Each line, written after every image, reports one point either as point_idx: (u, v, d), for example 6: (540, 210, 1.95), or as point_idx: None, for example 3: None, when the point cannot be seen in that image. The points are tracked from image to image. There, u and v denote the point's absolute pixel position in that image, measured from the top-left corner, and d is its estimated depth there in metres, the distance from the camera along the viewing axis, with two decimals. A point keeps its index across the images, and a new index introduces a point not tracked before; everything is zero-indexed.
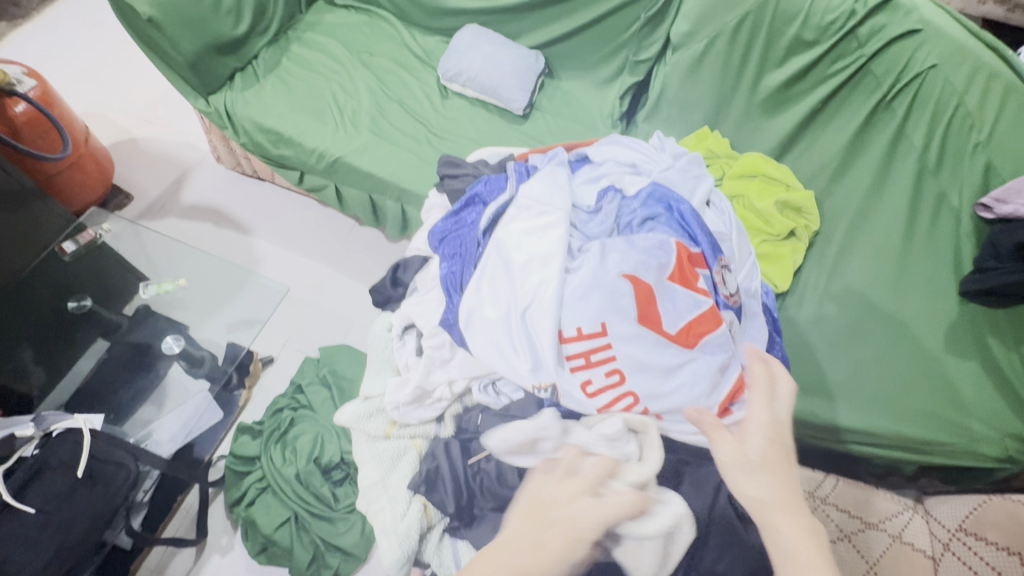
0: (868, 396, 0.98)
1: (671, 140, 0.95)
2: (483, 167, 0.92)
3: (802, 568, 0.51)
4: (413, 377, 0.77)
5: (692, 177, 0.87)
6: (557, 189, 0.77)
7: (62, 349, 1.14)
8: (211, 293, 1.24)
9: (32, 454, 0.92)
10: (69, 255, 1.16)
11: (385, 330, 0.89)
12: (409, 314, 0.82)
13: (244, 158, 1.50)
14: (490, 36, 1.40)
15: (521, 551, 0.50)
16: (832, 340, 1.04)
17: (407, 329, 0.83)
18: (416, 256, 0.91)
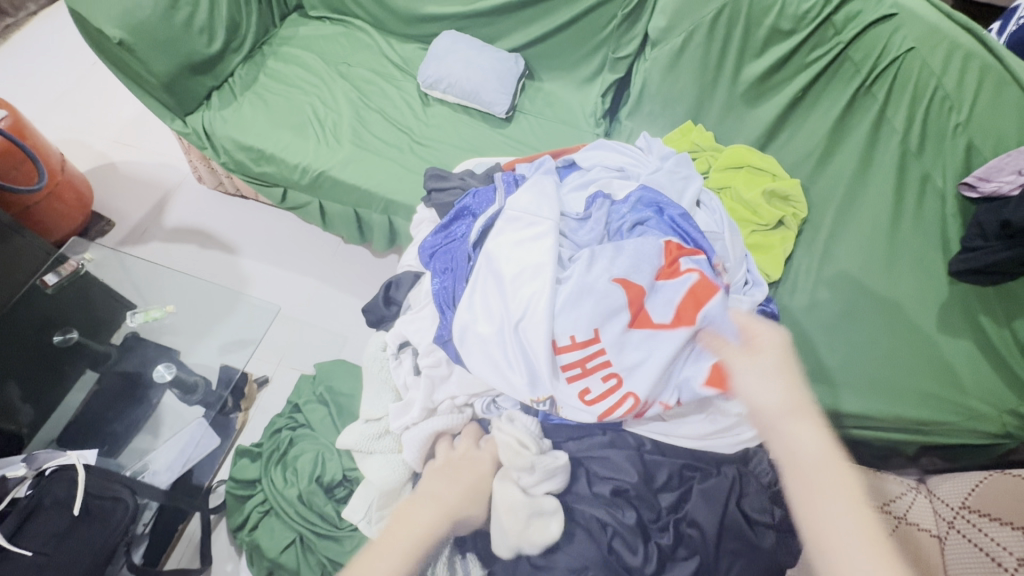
0: (865, 380, 1.00)
1: (657, 140, 0.95)
2: (469, 178, 0.91)
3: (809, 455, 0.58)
4: (414, 398, 0.76)
5: (681, 177, 0.87)
6: (545, 198, 0.77)
7: (51, 384, 1.11)
8: (201, 317, 1.22)
9: (25, 494, 0.90)
10: (52, 288, 1.15)
11: (379, 350, 0.88)
12: (403, 332, 0.81)
13: (226, 178, 1.47)
14: (469, 41, 1.40)
15: (432, 500, 0.65)
16: (831, 326, 1.06)
17: (403, 347, 0.82)
18: (407, 272, 0.89)
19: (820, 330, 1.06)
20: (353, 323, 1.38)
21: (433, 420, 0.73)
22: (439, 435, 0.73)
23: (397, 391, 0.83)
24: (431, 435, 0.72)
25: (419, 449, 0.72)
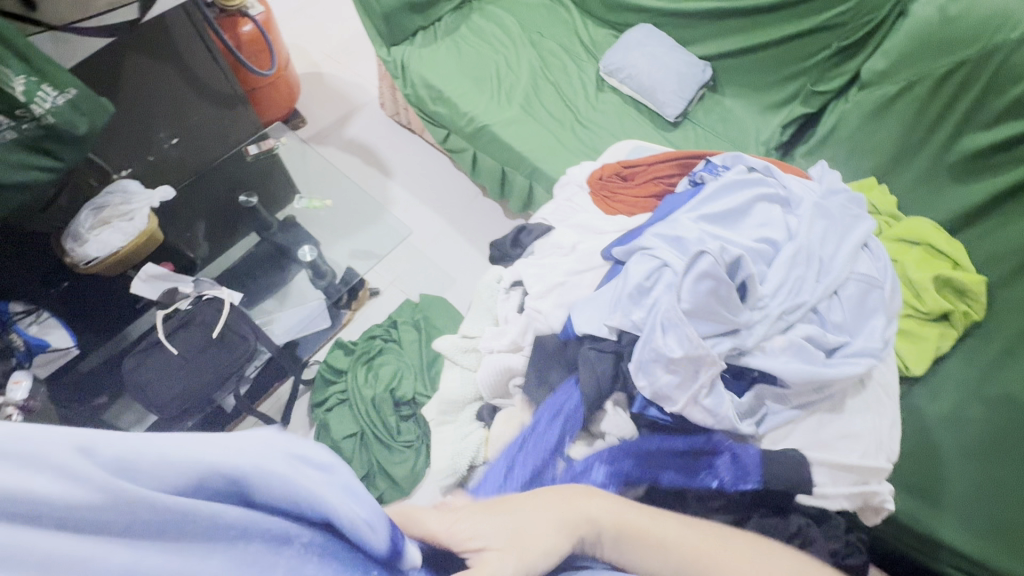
0: (986, 520, 0.86)
1: (831, 173, 0.86)
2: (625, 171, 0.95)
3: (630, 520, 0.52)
4: (511, 330, 0.79)
5: (824, 223, 0.76)
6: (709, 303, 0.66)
7: (225, 235, 1.36)
8: (349, 219, 1.41)
9: (185, 308, 1.12)
10: (251, 156, 1.40)
11: (494, 282, 0.89)
12: (520, 273, 0.84)
13: (404, 109, 1.65)
14: (663, 42, 1.39)
15: None
16: (954, 429, 0.94)
17: (514, 286, 0.85)
18: (541, 224, 0.91)
19: (953, 445, 0.93)
20: (460, 267, 1.52)
21: (511, 356, 0.77)
22: (511, 373, 0.77)
23: (497, 321, 0.87)
24: (511, 367, 0.77)
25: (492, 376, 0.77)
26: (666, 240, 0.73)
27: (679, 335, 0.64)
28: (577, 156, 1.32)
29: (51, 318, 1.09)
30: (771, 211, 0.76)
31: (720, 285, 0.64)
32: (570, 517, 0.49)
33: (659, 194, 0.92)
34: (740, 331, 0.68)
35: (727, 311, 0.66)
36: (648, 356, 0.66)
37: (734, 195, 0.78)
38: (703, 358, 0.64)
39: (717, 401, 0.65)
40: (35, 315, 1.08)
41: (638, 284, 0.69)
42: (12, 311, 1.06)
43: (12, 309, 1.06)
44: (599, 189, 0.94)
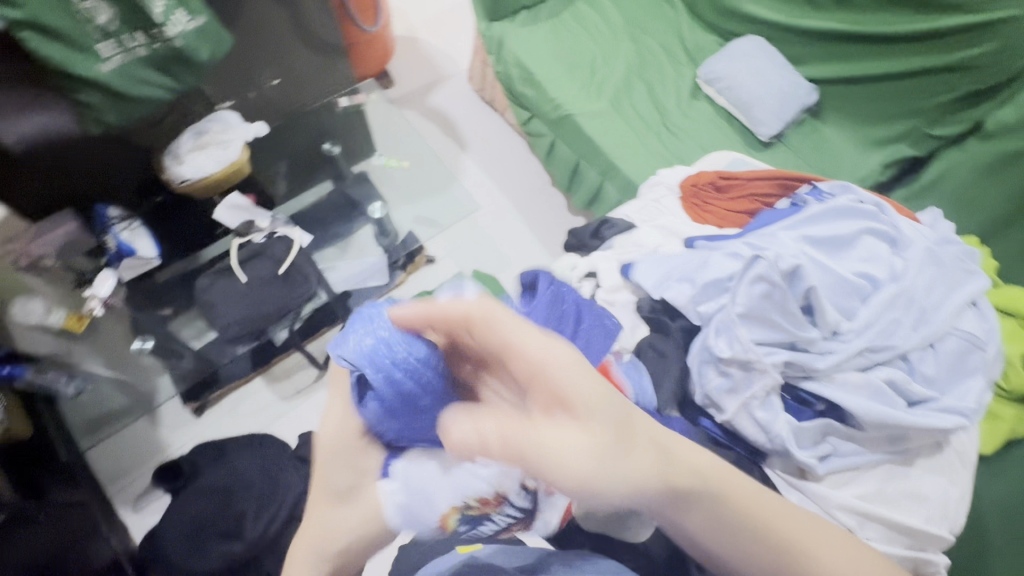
0: None
1: (946, 221, 0.81)
2: (721, 179, 0.93)
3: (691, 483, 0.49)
4: None
5: (933, 268, 0.71)
6: (766, 309, 0.64)
7: (304, 177, 1.41)
8: (423, 183, 1.46)
9: (259, 240, 1.19)
10: (340, 107, 1.43)
11: (569, 269, 0.88)
12: (597, 263, 0.84)
13: (490, 85, 1.66)
14: (771, 57, 1.33)
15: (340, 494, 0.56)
16: (1011, 522, 0.87)
17: (588, 276, 0.85)
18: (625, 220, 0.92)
19: (1007, 535, 0.87)
20: (519, 251, 1.52)
21: None
22: None
23: None
24: None
25: None
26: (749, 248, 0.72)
27: (731, 338, 0.66)
28: (659, 161, 1.30)
29: (140, 227, 1.19)
30: (878, 246, 0.73)
31: (776, 289, 0.63)
32: (601, 476, 0.45)
33: (751, 210, 0.89)
34: (807, 351, 0.66)
35: (787, 322, 0.64)
36: (703, 358, 0.68)
37: (835, 223, 0.75)
38: (754, 366, 0.64)
39: (769, 416, 0.64)
40: (128, 222, 1.18)
41: (713, 284, 0.71)
42: (112, 215, 1.17)
43: (111, 214, 1.18)
44: (690, 195, 0.92)
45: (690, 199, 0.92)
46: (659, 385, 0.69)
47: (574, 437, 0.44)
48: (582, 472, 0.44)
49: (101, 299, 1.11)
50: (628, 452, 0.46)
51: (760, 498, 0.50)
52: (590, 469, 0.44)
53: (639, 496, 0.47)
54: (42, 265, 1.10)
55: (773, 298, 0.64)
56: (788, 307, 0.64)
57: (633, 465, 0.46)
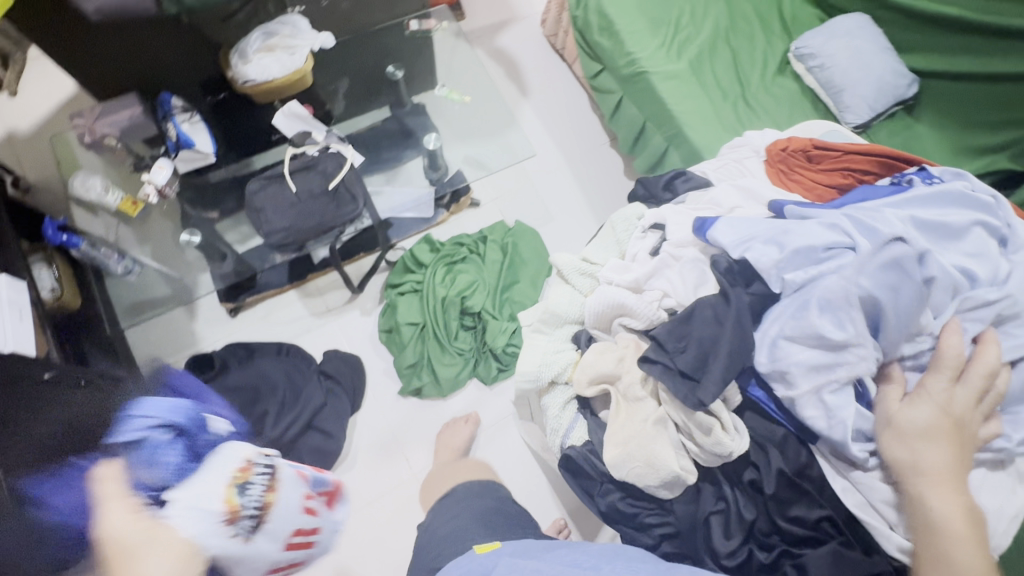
0: None
1: None
2: (808, 161, 0.88)
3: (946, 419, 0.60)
4: (636, 270, 0.78)
5: None
6: (881, 297, 0.63)
7: (366, 99, 1.39)
8: (479, 123, 1.41)
9: (312, 153, 1.18)
10: (410, 31, 1.39)
11: (633, 216, 0.88)
12: (665, 215, 0.82)
13: (564, 32, 1.58)
14: (875, 38, 1.22)
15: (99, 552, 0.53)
16: None
17: (654, 228, 0.84)
18: (701, 176, 0.90)
19: None
20: (564, 208, 1.48)
21: (624, 295, 0.75)
22: (619, 314, 0.77)
23: (622, 256, 0.86)
24: (624, 308, 0.76)
25: (601, 307, 0.76)
26: (854, 222, 0.69)
27: (835, 317, 0.64)
28: (730, 133, 1.23)
29: (201, 123, 1.18)
30: (992, 243, 0.69)
31: (904, 281, 0.63)
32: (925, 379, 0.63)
33: (842, 186, 0.85)
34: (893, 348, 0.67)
35: (900, 314, 0.63)
36: (788, 331, 0.66)
37: (945, 211, 0.71)
38: (848, 349, 0.64)
39: (841, 402, 0.64)
40: (190, 114, 1.18)
41: (803, 253, 0.68)
42: (175, 106, 1.17)
43: (174, 104, 1.18)
44: (778, 160, 0.88)
45: (776, 165, 0.88)
46: (713, 348, 0.67)
47: (951, 389, 0.61)
48: (910, 433, 0.61)
49: (157, 186, 1.13)
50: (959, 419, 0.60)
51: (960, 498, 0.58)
52: (911, 429, 0.61)
53: (938, 384, 0.62)
54: (105, 143, 1.15)
55: (895, 287, 0.63)
56: (909, 299, 0.63)
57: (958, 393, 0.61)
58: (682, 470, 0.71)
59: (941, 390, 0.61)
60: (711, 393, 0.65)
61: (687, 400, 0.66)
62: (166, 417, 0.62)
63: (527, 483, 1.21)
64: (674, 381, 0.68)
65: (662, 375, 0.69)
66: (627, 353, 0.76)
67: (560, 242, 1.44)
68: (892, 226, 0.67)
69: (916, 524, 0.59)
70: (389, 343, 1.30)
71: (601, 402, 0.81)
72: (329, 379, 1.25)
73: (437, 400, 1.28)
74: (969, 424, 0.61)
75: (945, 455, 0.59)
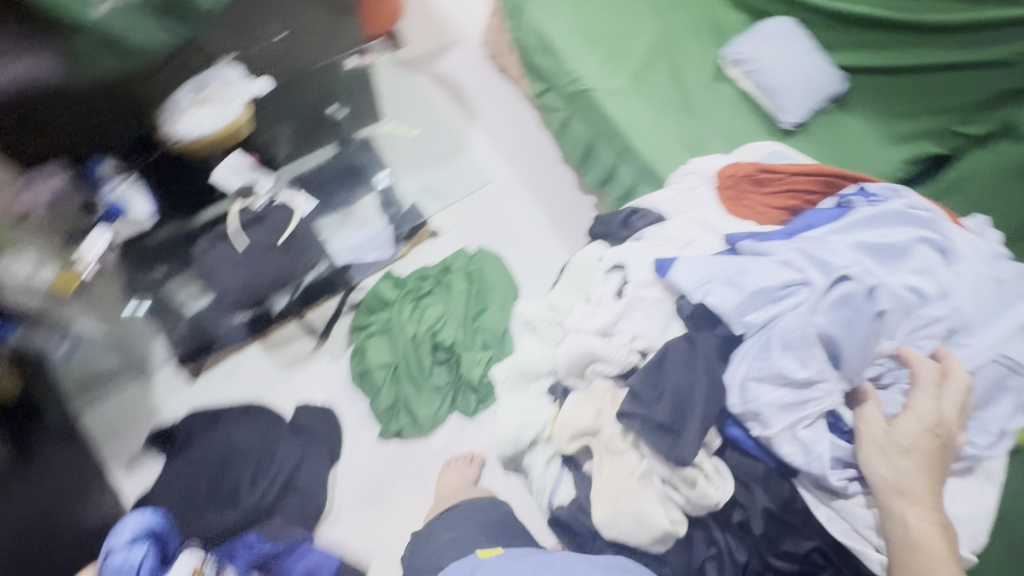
0: None
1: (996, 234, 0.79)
2: (756, 179, 0.90)
3: (929, 439, 0.63)
4: (603, 317, 0.79)
5: (986, 287, 0.71)
6: (842, 335, 0.66)
7: (309, 141, 1.35)
8: (428, 155, 1.50)
9: (260, 206, 1.18)
10: (346, 69, 1.32)
11: (593, 260, 0.90)
12: (624, 256, 0.83)
13: (504, 52, 1.58)
14: (802, 41, 1.27)
15: None
16: None
17: (615, 269, 0.84)
18: (652, 213, 0.91)
19: None
20: (525, 229, 1.48)
21: (595, 343, 0.77)
22: (591, 359, 0.77)
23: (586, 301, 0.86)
24: (594, 355, 0.77)
25: (572, 356, 0.78)
26: (806, 256, 0.72)
27: (799, 358, 0.66)
28: (678, 143, 1.26)
29: (139, 183, 1.15)
30: (935, 258, 0.73)
31: (856, 316, 0.66)
32: (914, 398, 0.65)
33: (792, 208, 0.88)
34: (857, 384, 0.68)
35: (857, 353, 0.66)
36: (757, 372, 0.67)
37: (886, 231, 0.75)
38: (813, 386, 0.66)
39: (815, 437, 0.66)
40: (126, 177, 1.15)
41: (761, 293, 0.70)
42: (107, 172, 1.14)
43: (106, 171, 1.14)
44: (727, 188, 0.91)
45: (728, 192, 0.91)
46: (688, 399, 0.68)
47: (934, 408, 0.64)
48: (897, 450, 0.63)
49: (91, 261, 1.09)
50: (941, 439, 0.63)
51: (933, 512, 0.62)
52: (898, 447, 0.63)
53: (924, 405, 0.64)
54: (30, 220, 1.07)
55: (851, 326, 0.66)
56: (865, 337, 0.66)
57: (941, 412, 0.64)
58: (672, 524, 0.70)
59: (928, 410, 0.64)
60: (690, 450, 0.66)
61: (668, 457, 0.67)
62: (145, 526, 1.00)
63: (519, 514, 1.18)
64: (652, 436, 0.69)
65: (641, 429, 0.70)
66: (605, 406, 0.75)
67: (525, 264, 1.44)
68: (838, 260, 0.70)
69: (895, 535, 0.62)
70: (362, 388, 1.26)
71: (584, 455, 0.77)
72: (302, 433, 1.19)
73: (417, 442, 1.25)
74: (946, 441, 0.64)
75: (925, 471, 0.62)
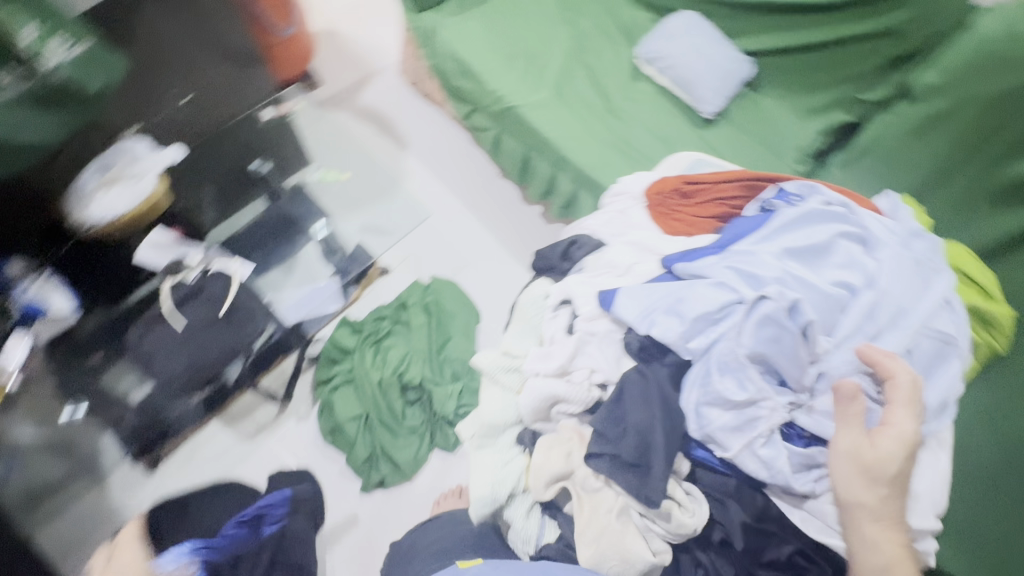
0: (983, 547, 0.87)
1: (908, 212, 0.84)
2: (683, 185, 0.94)
3: (905, 459, 0.63)
4: (558, 355, 0.78)
5: (907, 267, 0.74)
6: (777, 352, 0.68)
7: (235, 199, 1.29)
8: (366, 190, 1.44)
9: (192, 279, 1.13)
10: (263, 121, 1.32)
11: (540, 299, 0.91)
12: (569, 291, 0.84)
13: (423, 78, 1.56)
14: (708, 31, 1.32)
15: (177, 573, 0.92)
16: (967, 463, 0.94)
17: (563, 305, 0.86)
18: (589, 239, 0.93)
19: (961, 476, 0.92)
20: (475, 252, 1.47)
21: (556, 386, 0.76)
22: (555, 402, 0.77)
23: (542, 341, 0.87)
24: (557, 397, 0.77)
25: (535, 402, 0.77)
26: (736, 274, 0.74)
27: (740, 379, 0.69)
28: (608, 148, 1.28)
29: (54, 277, 1.10)
30: (857, 250, 0.76)
31: (784, 332, 0.68)
32: (892, 416, 0.65)
33: (719, 216, 0.91)
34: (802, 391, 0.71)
35: (794, 366, 0.68)
36: (706, 398, 0.69)
37: (807, 232, 0.78)
38: (759, 404, 0.68)
39: (775, 452, 0.68)
40: (38, 275, 1.09)
41: (701, 319, 0.72)
42: (14, 271, 1.07)
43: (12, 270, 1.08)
44: (656, 205, 0.94)
45: (660, 208, 0.93)
46: (650, 433, 0.69)
47: (908, 427, 0.64)
48: (874, 479, 0.63)
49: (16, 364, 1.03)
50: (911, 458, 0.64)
51: (898, 527, 0.63)
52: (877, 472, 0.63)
53: (902, 424, 0.64)
54: None
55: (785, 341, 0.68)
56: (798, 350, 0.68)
57: (911, 429, 0.65)
58: (656, 556, 0.71)
59: (905, 429, 0.64)
60: (658, 486, 0.67)
61: (638, 496, 0.68)
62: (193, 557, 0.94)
63: None
64: (620, 472, 0.70)
65: (611, 467, 0.71)
66: (574, 447, 0.76)
67: (481, 287, 1.43)
68: (766, 275, 0.73)
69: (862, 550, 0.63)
70: (336, 444, 1.22)
71: (562, 496, 0.77)
72: None
73: (402, 489, 1.22)
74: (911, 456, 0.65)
75: (898, 488, 0.63)
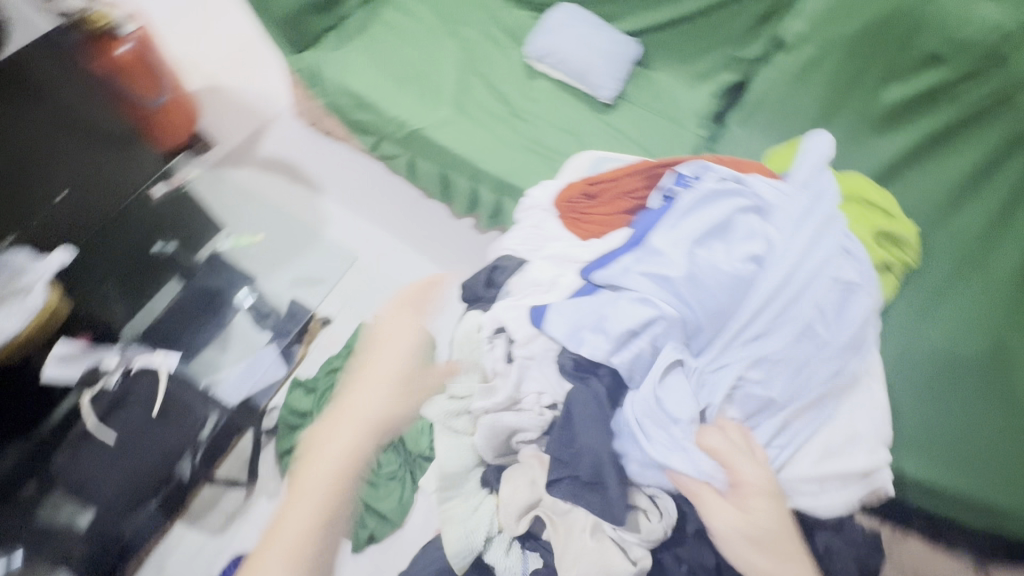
0: (935, 446, 0.94)
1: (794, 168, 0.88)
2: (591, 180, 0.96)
3: (766, 507, 0.68)
4: (505, 386, 0.79)
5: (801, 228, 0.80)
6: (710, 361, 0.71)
7: (143, 286, 1.20)
8: (287, 245, 1.39)
9: (113, 384, 1.05)
10: (156, 198, 1.27)
11: (474, 331, 0.89)
12: (501, 317, 0.82)
13: (320, 117, 1.52)
14: (588, 19, 1.35)
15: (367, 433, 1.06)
16: (904, 371, 1.00)
17: (498, 332, 0.84)
18: (512, 259, 0.93)
19: (904, 388, 0.99)
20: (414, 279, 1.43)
21: (509, 417, 0.78)
22: (513, 433, 0.79)
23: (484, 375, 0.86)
24: (513, 427, 0.78)
25: (490, 437, 0.79)
26: (653, 280, 0.75)
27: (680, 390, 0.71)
28: (519, 151, 1.28)
29: None
30: (754, 222, 0.80)
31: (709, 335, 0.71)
32: (737, 473, 0.69)
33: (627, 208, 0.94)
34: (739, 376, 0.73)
35: None
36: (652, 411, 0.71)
37: (709, 213, 0.80)
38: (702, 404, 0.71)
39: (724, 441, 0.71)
40: None
41: (627, 334, 0.73)
42: None
43: None
44: (567, 212, 0.96)
45: (572, 212, 0.96)
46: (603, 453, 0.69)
47: (754, 473, 0.70)
48: (767, 544, 0.67)
49: None
50: (771, 498, 0.69)
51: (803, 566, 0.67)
52: (762, 538, 0.67)
53: (747, 475, 0.69)
54: None
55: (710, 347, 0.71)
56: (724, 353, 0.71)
57: (759, 472, 0.70)
58: (637, 564, 0.69)
59: (749, 478, 0.69)
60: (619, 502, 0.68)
61: (604, 514, 0.69)
62: None
63: None
64: (583, 495, 0.70)
65: (574, 490, 0.70)
66: (536, 473, 0.78)
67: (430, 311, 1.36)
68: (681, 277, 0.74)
69: None
70: None
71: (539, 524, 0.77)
72: None
73: (395, 538, 1.19)
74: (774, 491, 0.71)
75: (780, 535, 0.68)
